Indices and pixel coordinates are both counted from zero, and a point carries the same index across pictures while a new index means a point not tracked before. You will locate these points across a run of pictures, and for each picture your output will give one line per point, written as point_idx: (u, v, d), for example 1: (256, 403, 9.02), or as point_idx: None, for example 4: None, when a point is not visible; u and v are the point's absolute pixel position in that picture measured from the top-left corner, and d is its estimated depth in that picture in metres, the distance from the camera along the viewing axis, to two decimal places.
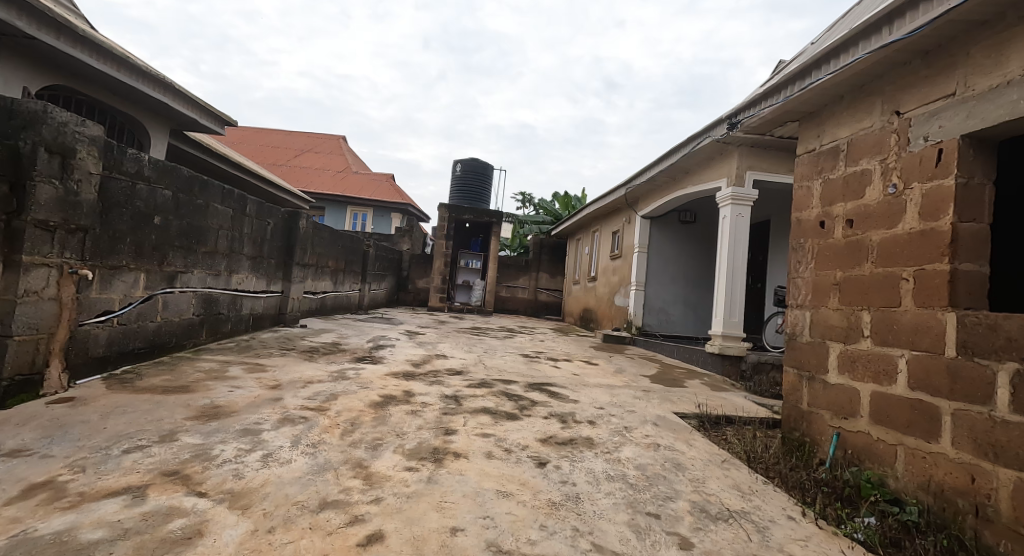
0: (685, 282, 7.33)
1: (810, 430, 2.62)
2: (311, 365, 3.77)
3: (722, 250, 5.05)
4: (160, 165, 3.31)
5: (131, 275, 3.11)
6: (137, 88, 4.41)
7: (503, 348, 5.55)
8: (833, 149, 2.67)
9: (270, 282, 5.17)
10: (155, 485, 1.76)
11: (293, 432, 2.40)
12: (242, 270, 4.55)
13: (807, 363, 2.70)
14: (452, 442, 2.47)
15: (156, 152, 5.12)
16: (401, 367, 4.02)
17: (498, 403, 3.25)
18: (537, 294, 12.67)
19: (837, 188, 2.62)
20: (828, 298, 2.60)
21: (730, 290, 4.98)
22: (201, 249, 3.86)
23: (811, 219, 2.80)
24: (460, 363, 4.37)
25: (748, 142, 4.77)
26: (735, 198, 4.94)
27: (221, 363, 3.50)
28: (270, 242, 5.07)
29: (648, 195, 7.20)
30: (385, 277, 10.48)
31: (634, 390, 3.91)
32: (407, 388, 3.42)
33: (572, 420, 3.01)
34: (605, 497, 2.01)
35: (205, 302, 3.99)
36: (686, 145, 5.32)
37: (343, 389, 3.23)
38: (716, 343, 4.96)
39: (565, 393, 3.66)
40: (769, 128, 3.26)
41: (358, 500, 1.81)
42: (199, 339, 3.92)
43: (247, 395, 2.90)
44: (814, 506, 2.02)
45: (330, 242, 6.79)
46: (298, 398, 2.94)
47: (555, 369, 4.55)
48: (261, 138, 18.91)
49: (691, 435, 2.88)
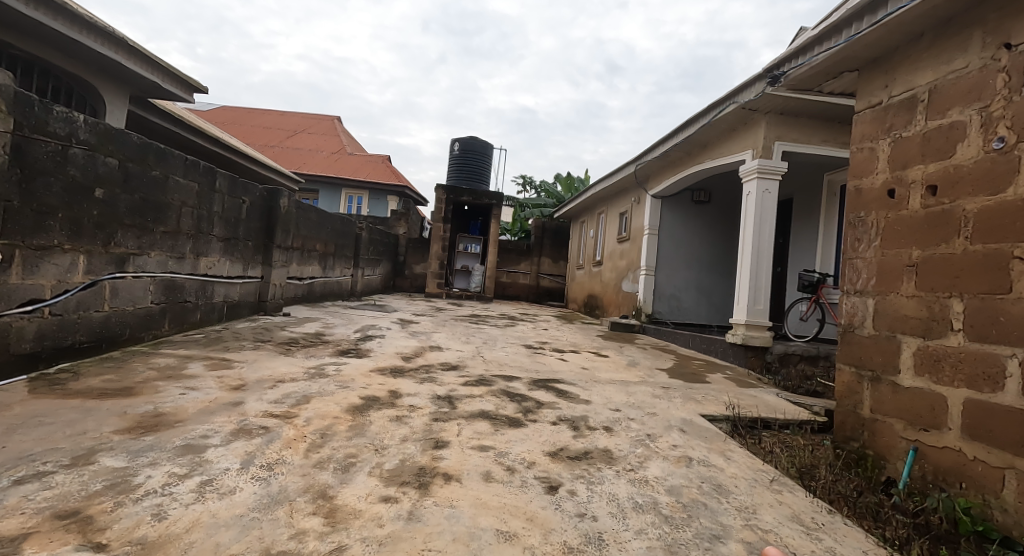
0: (699, 266, 6.82)
1: (873, 442, 2.18)
2: (285, 361, 3.32)
3: (746, 232, 4.55)
4: (102, 128, 2.82)
5: (65, 257, 2.64)
6: (79, 41, 3.84)
7: (504, 338, 5.10)
8: (908, 99, 2.17)
9: (248, 266, 4.70)
10: (37, 534, 1.31)
11: (247, 448, 1.95)
12: (213, 253, 4.09)
13: (869, 360, 2.25)
14: (442, 459, 2.03)
15: (112, 121, 4.60)
16: (389, 362, 3.57)
17: (498, 406, 2.81)
18: (539, 280, 12.23)
19: (913, 147, 2.13)
20: (900, 282, 2.13)
21: (755, 275, 4.48)
22: (158, 229, 3.38)
23: (875, 187, 2.32)
24: (456, 356, 3.94)
25: (778, 106, 4.28)
26: (761, 171, 4.44)
27: (180, 359, 3.06)
28: (246, 223, 4.59)
29: (660, 172, 6.70)
30: (380, 262, 10.02)
31: (651, 387, 3.47)
32: (393, 387, 2.97)
33: (585, 427, 2.57)
34: (636, 538, 1.57)
35: (167, 288, 3.53)
36: (705, 114, 4.85)
37: (318, 390, 2.78)
38: (739, 334, 4.48)
39: (575, 392, 3.22)
40: (820, 82, 2.76)
41: (313, 551, 1.36)
42: (159, 331, 3.47)
43: (201, 398, 2.45)
44: (904, 549, 1.58)
45: (318, 224, 6.31)
46: (262, 402, 2.49)
47: (561, 362, 4.11)
48: (252, 119, 18.31)
49: (726, 445, 2.44)
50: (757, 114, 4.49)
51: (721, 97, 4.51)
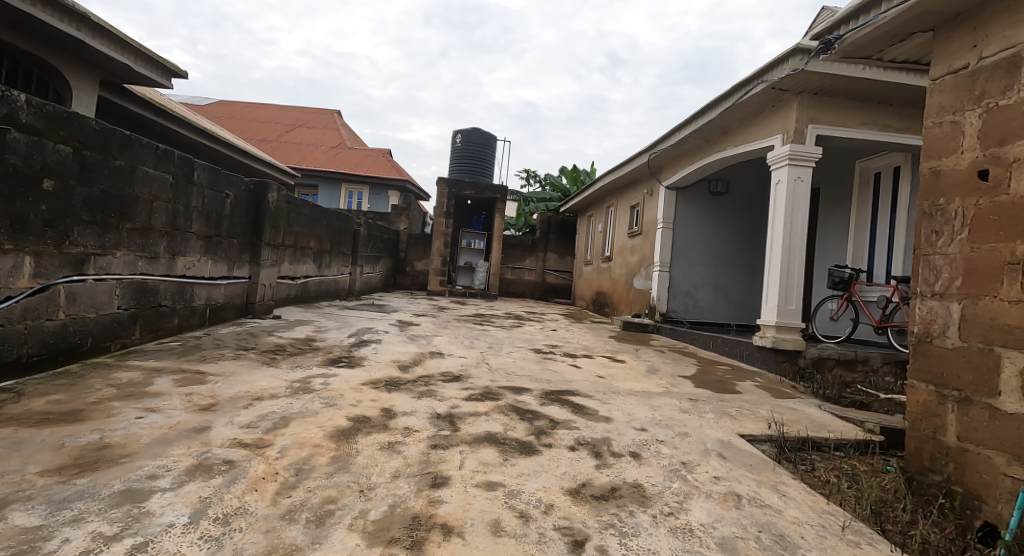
0: (716, 262, 6.42)
1: (962, 477, 1.80)
2: (268, 372, 2.96)
3: (775, 224, 4.15)
4: (50, 110, 2.45)
5: (6, 259, 2.28)
6: (39, 20, 3.45)
7: (510, 341, 4.73)
8: (1007, 59, 1.77)
9: (233, 265, 4.34)
10: None
11: (202, 494, 1.58)
12: (192, 252, 3.74)
13: (954, 377, 1.87)
14: (440, 504, 1.66)
15: (80, 108, 4.22)
16: (384, 372, 3.21)
17: (507, 426, 2.44)
18: (545, 277, 11.85)
19: (1015, 117, 1.73)
20: (997, 284, 1.74)
21: (786, 272, 4.08)
22: (124, 226, 3.02)
23: (959, 169, 1.93)
24: (459, 364, 3.58)
25: (812, 84, 3.88)
26: (793, 157, 4.04)
27: (146, 374, 2.69)
28: (230, 218, 4.23)
29: (675, 161, 6.30)
30: (380, 259, 9.66)
31: (677, 400, 3.10)
32: (387, 404, 2.61)
33: (609, 453, 2.21)
34: None
35: (138, 291, 3.18)
36: (728, 97, 4.46)
37: (300, 410, 2.41)
38: (768, 336, 4.09)
39: (593, 407, 2.85)
40: (887, 44, 2.36)
41: None
42: (128, 339, 3.12)
43: (161, 423, 2.09)
44: None
45: (311, 219, 5.94)
46: (232, 427, 2.13)
47: (574, 370, 3.74)
48: (251, 113, 17.93)
49: (778, 476, 2.06)
50: (789, 94, 4.09)
51: (748, 77, 4.13)
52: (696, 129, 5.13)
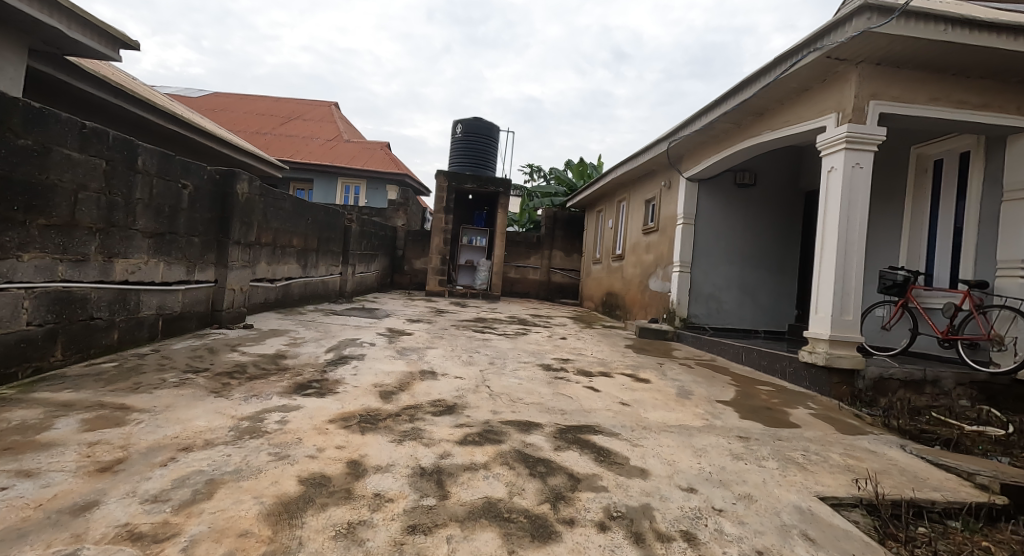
0: (742, 261, 5.79)
1: None
2: (212, 407, 2.36)
3: (828, 219, 3.51)
4: None
5: None
6: None
7: (515, 353, 4.13)
8: None
9: (194, 268, 3.76)
10: None
11: None
12: (137, 252, 3.16)
13: None
14: None
15: (5, 82, 3.61)
16: (361, 403, 2.60)
17: (513, 488, 1.83)
18: (550, 275, 11.23)
19: None
20: None
21: (841, 276, 3.43)
22: (34, 221, 2.43)
23: None
24: (454, 389, 2.97)
25: (878, 51, 3.24)
26: (851, 139, 3.39)
27: (49, 413, 2.09)
28: (190, 213, 3.65)
29: (697, 150, 5.68)
30: (375, 257, 9.08)
31: (724, 438, 2.49)
32: (356, 455, 1.99)
33: (654, 534, 1.59)
34: None
35: (59, 302, 2.59)
36: (769, 71, 3.81)
37: (237, 467, 1.81)
38: (819, 352, 3.46)
39: (622, 452, 2.23)
40: None
41: None
42: (44, 362, 2.52)
43: (28, 500, 1.48)
44: None
45: (294, 215, 5.35)
46: (131, 503, 1.52)
47: (592, 394, 3.12)
48: (244, 106, 17.36)
49: None
50: (847, 64, 3.45)
51: (795, 45, 3.48)
52: (726, 111, 4.50)
